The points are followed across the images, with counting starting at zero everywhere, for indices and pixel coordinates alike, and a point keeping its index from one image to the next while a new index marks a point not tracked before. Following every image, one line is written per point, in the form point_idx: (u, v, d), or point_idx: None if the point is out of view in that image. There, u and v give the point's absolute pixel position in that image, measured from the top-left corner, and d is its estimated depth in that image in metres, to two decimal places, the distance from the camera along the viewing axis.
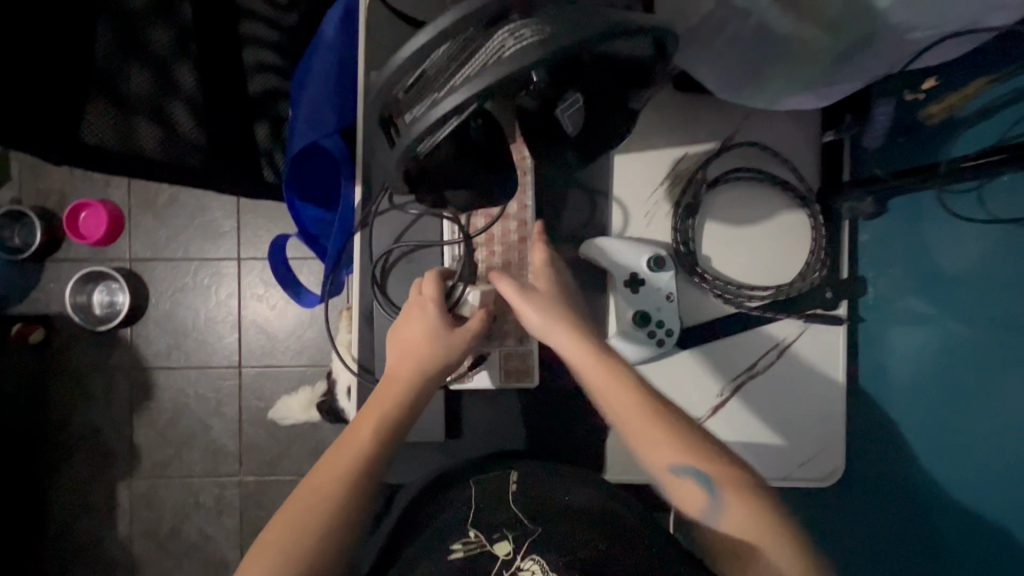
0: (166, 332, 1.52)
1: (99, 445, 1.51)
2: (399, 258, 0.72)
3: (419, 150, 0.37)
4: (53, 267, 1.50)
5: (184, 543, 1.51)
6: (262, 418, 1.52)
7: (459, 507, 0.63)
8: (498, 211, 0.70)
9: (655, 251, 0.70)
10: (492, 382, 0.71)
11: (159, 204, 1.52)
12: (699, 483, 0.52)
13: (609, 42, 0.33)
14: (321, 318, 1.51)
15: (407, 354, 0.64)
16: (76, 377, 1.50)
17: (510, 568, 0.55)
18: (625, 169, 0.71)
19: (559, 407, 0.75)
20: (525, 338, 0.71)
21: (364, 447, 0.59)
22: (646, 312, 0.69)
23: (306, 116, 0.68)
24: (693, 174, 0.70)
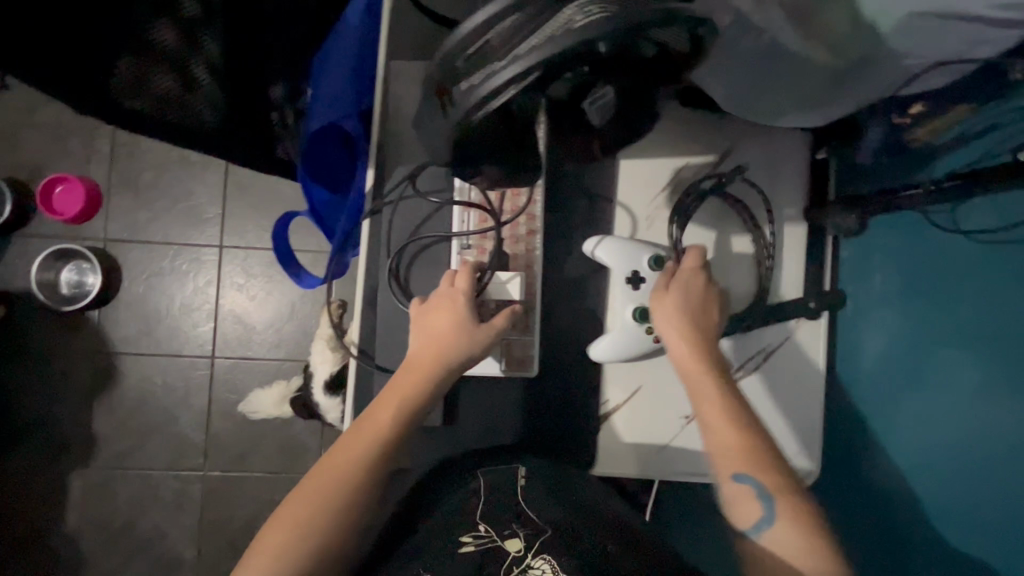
0: (136, 317, 1.47)
1: (52, 431, 1.43)
2: (414, 251, 0.73)
3: (475, 116, 0.39)
4: (21, 242, 1.44)
5: (137, 539, 1.44)
6: (233, 411, 1.47)
7: (463, 496, 0.63)
8: (512, 205, 0.72)
9: (655, 251, 0.73)
10: (497, 369, 0.72)
11: (140, 184, 1.48)
12: (760, 497, 0.58)
13: (655, 31, 0.36)
14: (302, 311, 1.49)
15: (431, 343, 0.65)
16: (34, 358, 1.43)
17: (520, 566, 0.53)
18: (629, 175, 0.75)
19: (553, 402, 0.76)
20: (528, 329, 0.72)
21: (380, 433, 0.60)
22: (645, 308, 0.72)
23: (325, 97, 0.69)
24: (691, 182, 0.74)
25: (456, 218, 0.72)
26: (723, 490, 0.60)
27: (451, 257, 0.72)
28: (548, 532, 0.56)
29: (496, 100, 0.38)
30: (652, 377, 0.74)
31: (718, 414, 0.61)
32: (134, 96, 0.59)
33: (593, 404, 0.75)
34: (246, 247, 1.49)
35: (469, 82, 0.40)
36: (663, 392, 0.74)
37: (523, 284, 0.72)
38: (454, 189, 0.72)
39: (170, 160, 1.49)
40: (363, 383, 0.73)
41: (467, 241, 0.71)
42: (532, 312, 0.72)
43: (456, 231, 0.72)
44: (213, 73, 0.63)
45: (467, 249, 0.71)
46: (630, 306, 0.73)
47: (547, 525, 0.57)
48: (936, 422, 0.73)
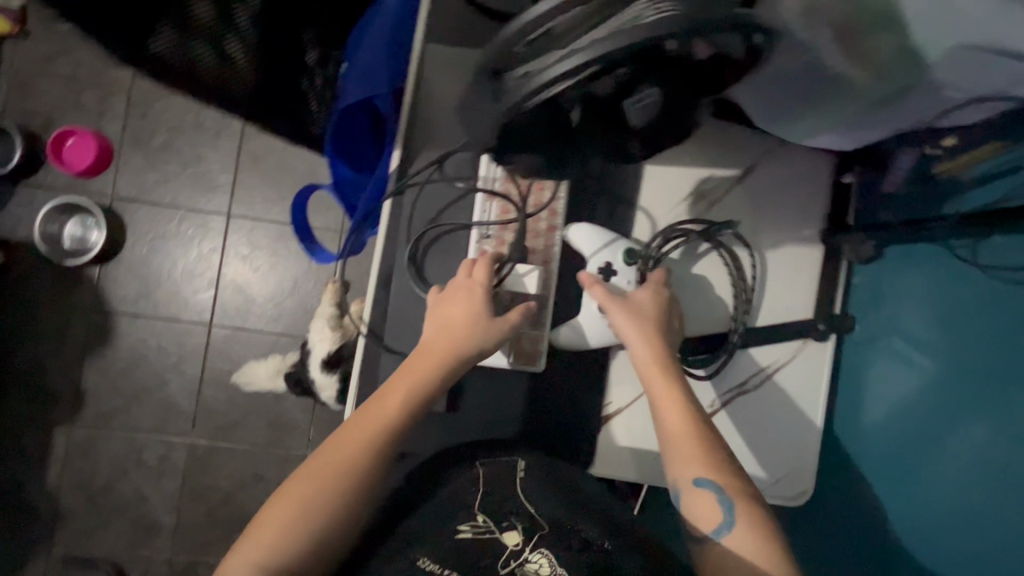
0: (136, 277, 1.46)
1: (41, 384, 1.42)
2: (433, 237, 0.73)
3: (527, 105, 0.39)
4: (27, 191, 1.43)
5: (116, 500, 1.43)
6: (225, 381, 1.46)
7: (464, 486, 0.64)
8: (537, 201, 0.73)
9: (628, 246, 0.73)
10: (504, 361, 0.73)
11: (152, 145, 1.47)
12: (720, 499, 0.57)
13: (711, 32, 0.36)
14: (304, 288, 1.48)
15: (445, 330, 0.65)
16: (29, 308, 1.42)
17: (516, 558, 0.56)
18: (652, 182, 0.75)
19: (554, 399, 0.76)
20: (540, 323, 0.72)
21: (391, 415, 0.61)
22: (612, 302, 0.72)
23: (358, 73, 0.69)
24: (714, 194, 0.75)
25: (478, 207, 0.73)
26: (682, 495, 0.59)
27: (469, 246, 0.73)
28: (545, 527, 0.59)
29: (548, 92, 0.38)
30: None
31: (676, 418, 0.62)
32: (175, 62, 0.58)
33: (595, 404, 0.75)
34: (254, 217, 1.48)
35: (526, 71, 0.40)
36: None
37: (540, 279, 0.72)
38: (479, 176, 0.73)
39: (185, 123, 1.47)
40: (370, 364, 0.73)
41: (487, 231, 0.72)
42: (545, 306, 0.73)
43: (477, 220, 0.72)
44: (248, 52, 0.63)
45: (486, 239, 0.72)
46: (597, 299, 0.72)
47: (545, 520, 0.59)
48: (927, 454, 0.75)
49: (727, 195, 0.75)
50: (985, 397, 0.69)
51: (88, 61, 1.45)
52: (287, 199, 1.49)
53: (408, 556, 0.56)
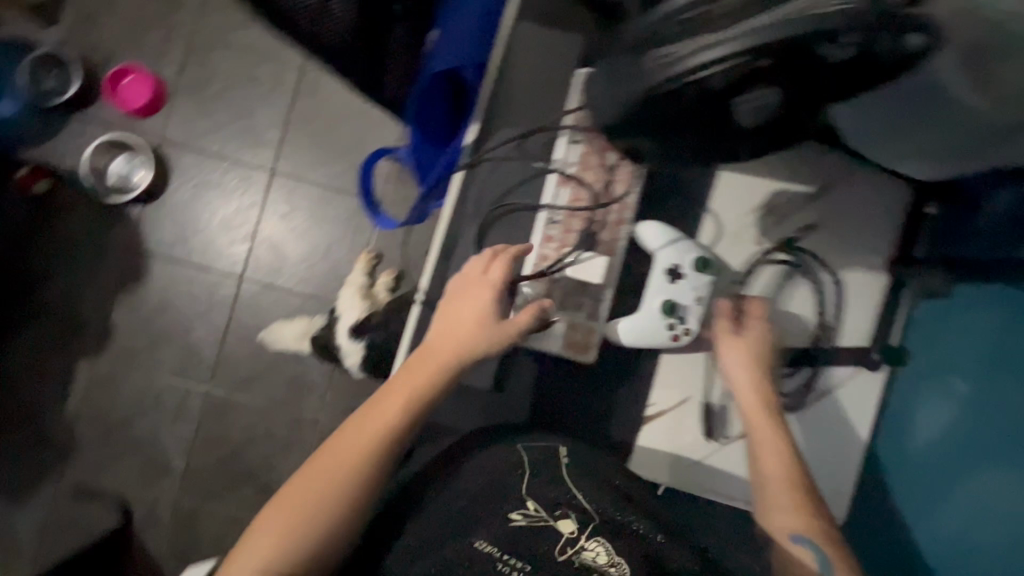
0: (175, 222, 1.47)
1: (70, 315, 1.44)
2: (502, 213, 0.84)
3: (676, 79, 0.46)
4: (79, 122, 1.44)
5: (131, 437, 1.45)
6: (249, 335, 1.47)
7: (506, 467, 0.78)
8: (613, 195, 0.80)
9: (702, 254, 0.79)
10: (558, 346, 0.80)
11: (206, 92, 1.47)
12: (816, 554, 0.69)
13: (866, 33, 0.41)
14: (338, 252, 1.49)
15: (450, 334, 0.76)
16: (67, 238, 1.43)
17: (574, 544, 0.70)
18: (725, 193, 0.87)
19: (596, 384, 0.92)
20: (597, 315, 0.81)
21: (393, 415, 0.71)
22: (673, 303, 0.78)
23: (445, 40, 0.70)
24: (785, 210, 0.86)
25: (552, 193, 0.82)
26: (781, 541, 0.73)
27: (538, 224, 0.82)
28: (594, 519, 0.72)
29: (697, 73, 0.45)
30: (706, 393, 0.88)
31: (777, 471, 0.76)
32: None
33: (644, 398, 0.90)
34: (297, 178, 1.49)
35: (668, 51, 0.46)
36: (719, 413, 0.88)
37: (603, 267, 0.81)
38: (555, 163, 0.82)
39: (240, 75, 1.48)
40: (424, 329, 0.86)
41: (554, 215, 0.81)
42: (600, 298, 0.81)
43: (546, 203, 0.82)
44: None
45: (552, 221, 0.81)
46: (661, 298, 0.78)
47: (594, 513, 0.72)
48: (965, 490, 0.75)
49: (796, 223, 0.87)
50: (1012, 430, 0.70)
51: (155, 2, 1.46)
52: (331, 162, 1.49)
53: (465, 540, 0.70)
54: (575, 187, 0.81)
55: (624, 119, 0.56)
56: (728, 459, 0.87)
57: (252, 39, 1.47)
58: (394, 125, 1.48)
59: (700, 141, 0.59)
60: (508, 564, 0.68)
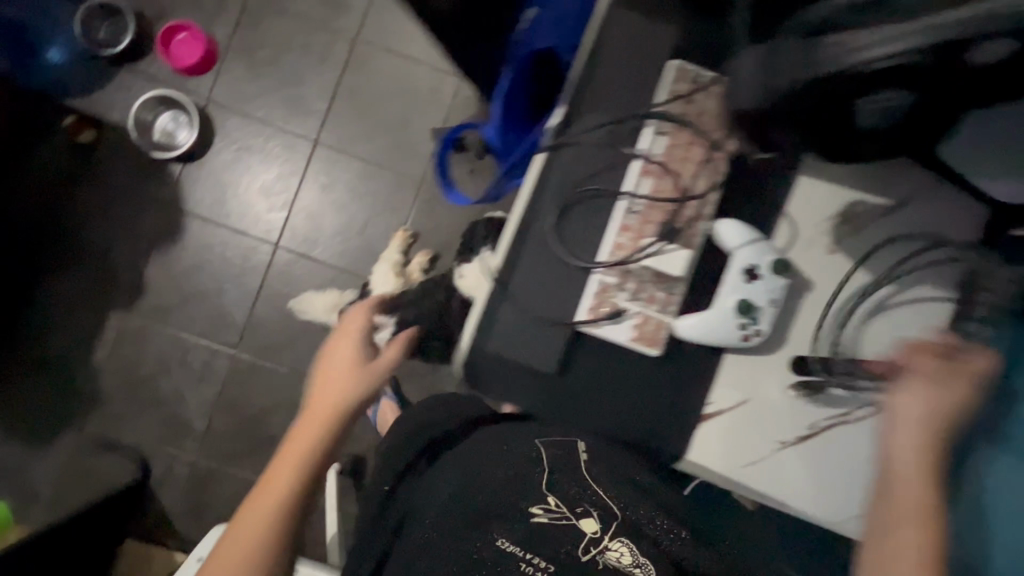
0: (215, 183, 1.47)
1: (104, 267, 1.44)
2: (582, 196, 0.73)
3: (831, 70, 0.44)
4: (127, 76, 1.44)
5: (154, 394, 1.45)
6: (280, 302, 1.47)
7: (528, 460, 0.69)
8: (695, 192, 0.71)
9: (778, 256, 0.67)
10: (621, 338, 0.70)
11: (257, 57, 1.47)
12: None
13: None
14: (375, 228, 1.49)
15: (327, 391, 0.81)
16: (107, 190, 1.43)
17: (597, 544, 0.61)
18: (806, 189, 0.72)
19: (628, 377, 0.76)
20: (665, 309, 0.71)
21: (286, 486, 0.68)
22: (747, 302, 0.66)
23: (550, 23, 0.81)
24: (865, 215, 0.71)
25: (631, 180, 0.72)
26: None
27: (617, 211, 0.71)
28: (618, 516, 0.64)
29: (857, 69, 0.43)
30: (764, 396, 0.70)
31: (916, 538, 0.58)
32: None
33: (694, 401, 0.73)
34: (340, 150, 1.48)
35: (831, 38, 0.44)
36: (766, 415, 0.70)
37: (684, 261, 0.71)
38: (637, 142, 0.71)
39: (293, 42, 1.47)
40: (489, 315, 0.74)
41: (634, 203, 0.71)
42: (672, 291, 0.71)
43: (625, 190, 0.72)
44: None
45: (631, 210, 0.71)
46: (732, 295, 0.67)
47: (618, 509, 0.65)
48: None
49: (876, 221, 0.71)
50: None
51: None
52: (376, 137, 1.48)
53: (484, 534, 0.61)
54: (659, 176, 0.71)
55: (758, 104, 0.55)
56: (773, 470, 0.70)
57: (307, 8, 1.47)
58: (442, 106, 1.47)
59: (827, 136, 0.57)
60: (531, 565, 0.59)
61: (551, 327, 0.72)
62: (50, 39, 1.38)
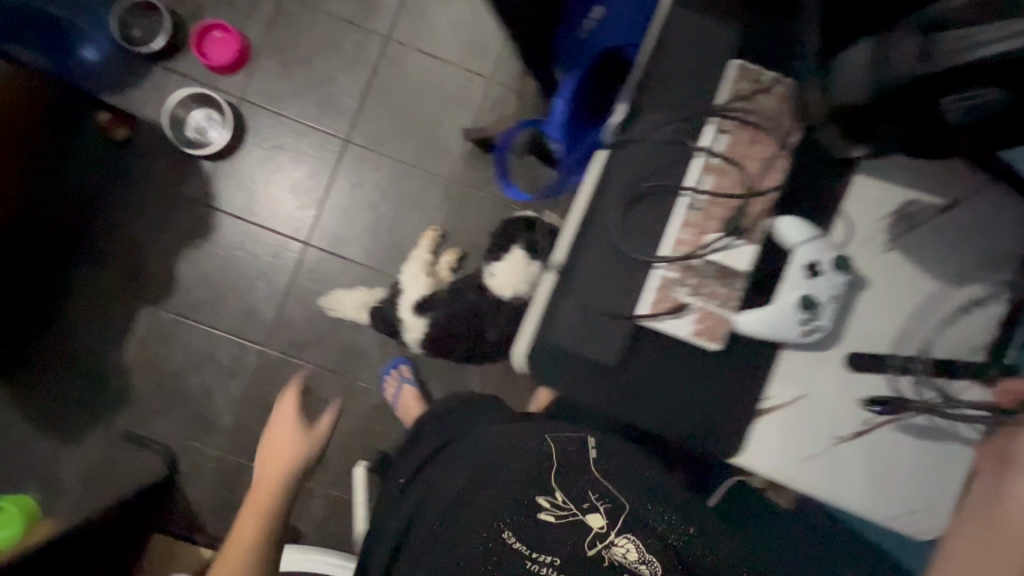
0: (248, 181, 1.48)
1: (136, 262, 1.45)
2: (644, 193, 0.70)
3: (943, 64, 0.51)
4: (161, 73, 1.45)
5: (184, 390, 1.46)
6: (309, 300, 1.48)
7: (539, 455, 0.82)
8: (756, 189, 0.69)
9: (839, 252, 0.66)
10: (686, 331, 0.68)
11: (289, 56, 1.48)
12: None
13: None
14: (404, 227, 1.50)
15: (271, 465, 1.19)
16: (140, 186, 1.45)
17: (604, 538, 0.77)
18: (858, 191, 0.71)
19: (686, 367, 0.72)
20: (725, 307, 0.68)
21: (247, 545, 1.05)
22: (812, 299, 0.65)
23: (614, 28, 0.85)
24: (915, 220, 0.71)
25: (692, 175, 0.69)
26: None
27: (678, 208, 0.69)
28: (625, 508, 0.79)
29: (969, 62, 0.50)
30: (820, 395, 0.71)
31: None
32: None
33: (750, 394, 0.72)
34: (370, 149, 1.50)
35: (945, 37, 0.51)
36: (821, 413, 0.70)
37: (749, 258, 0.69)
38: (701, 139, 0.69)
39: (325, 42, 1.48)
40: (553, 300, 0.71)
41: (696, 200, 0.69)
42: (733, 286, 0.69)
43: (688, 185, 0.69)
44: None
45: (694, 206, 0.68)
46: (798, 292, 0.65)
47: (626, 502, 0.79)
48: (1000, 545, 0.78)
49: (927, 223, 0.71)
50: None
51: None
52: (406, 137, 1.49)
53: (495, 529, 0.76)
54: (721, 172, 0.69)
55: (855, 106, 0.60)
56: (826, 471, 0.70)
57: (341, 8, 1.48)
58: (471, 107, 1.49)
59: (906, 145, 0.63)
60: (536, 562, 0.75)
61: (612, 321, 0.69)
62: (86, 36, 1.40)
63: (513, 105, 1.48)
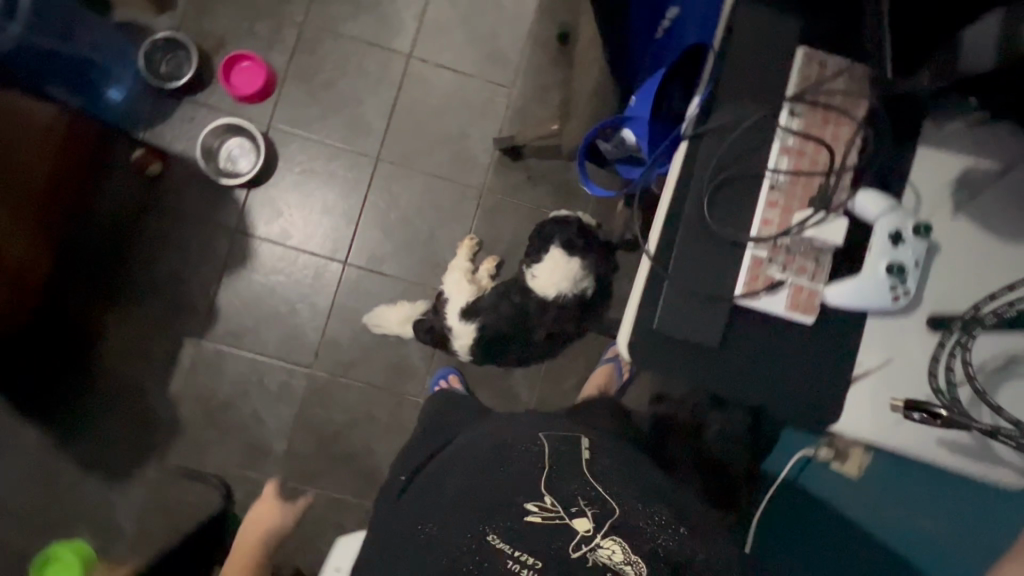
0: (282, 206, 1.49)
1: (177, 296, 1.45)
2: (727, 178, 0.72)
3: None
4: (190, 107, 1.47)
5: (233, 419, 1.45)
6: (352, 319, 1.49)
7: (534, 457, 0.84)
8: (834, 165, 0.71)
9: (919, 220, 0.70)
10: (781, 307, 0.71)
11: (315, 81, 1.51)
12: None
13: None
14: (440, 239, 1.52)
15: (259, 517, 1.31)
16: (177, 220, 1.45)
17: (591, 541, 0.76)
18: (925, 161, 0.75)
19: (781, 347, 0.74)
20: (815, 280, 0.71)
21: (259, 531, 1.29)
22: (900, 266, 0.69)
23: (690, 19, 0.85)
24: (981, 183, 0.74)
25: (770, 158, 0.72)
26: None
27: (763, 190, 0.72)
28: (614, 512, 0.79)
29: None
30: (907, 357, 0.74)
31: None
32: None
33: (844, 364, 0.74)
34: (401, 165, 1.52)
35: None
36: (907, 375, 0.73)
37: (841, 231, 0.70)
38: (778, 123, 0.72)
39: (349, 64, 1.51)
40: (652, 288, 0.73)
41: (778, 180, 0.72)
42: (819, 261, 0.72)
43: (769, 167, 0.72)
44: None
45: (777, 187, 0.71)
46: (885, 260, 0.69)
47: (615, 507, 0.79)
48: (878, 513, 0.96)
49: (993, 186, 0.74)
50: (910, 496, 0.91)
51: None
52: (435, 152, 1.52)
53: (478, 531, 0.77)
54: (797, 154, 0.72)
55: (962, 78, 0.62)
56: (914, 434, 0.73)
57: (363, 31, 1.52)
58: (497, 117, 1.53)
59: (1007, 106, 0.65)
60: (517, 561, 0.75)
61: (710, 303, 0.72)
62: (113, 78, 1.41)
63: (537, 112, 1.53)
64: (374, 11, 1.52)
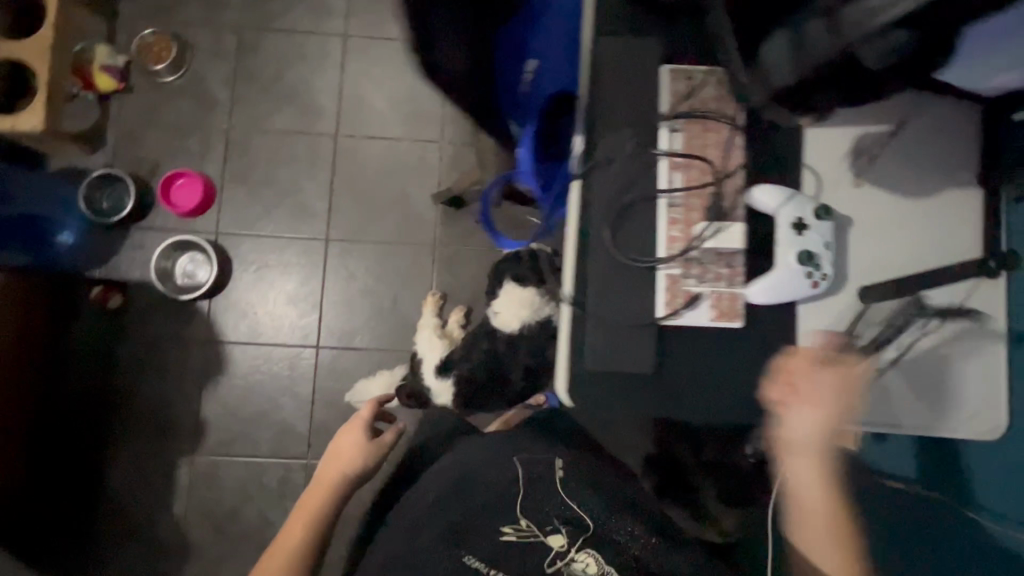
0: (247, 306, 1.51)
1: (163, 418, 1.46)
2: (625, 207, 0.74)
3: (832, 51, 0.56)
4: (138, 234, 1.51)
5: (242, 526, 1.45)
6: (337, 400, 1.50)
7: (509, 493, 0.93)
8: (718, 172, 0.73)
9: (819, 202, 0.71)
10: (706, 317, 0.73)
11: (252, 179, 1.55)
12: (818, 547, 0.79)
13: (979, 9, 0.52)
14: (405, 301, 1.53)
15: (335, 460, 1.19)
16: (148, 344, 1.48)
17: (566, 556, 0.87)
18: (815, 140, 0.76)
19: (721, 354, 0.74)
20: (733, 282, 0.73)
21: (346, 463, 1.17)
22: (808, 252, 0.70)
23: (551, 68, 0.90)
24: (874, 149, 0.75)
25: (661, 179, 0.74)
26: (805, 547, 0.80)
27: (660, 211, 0.74)
28: (589, 529, 0.90)
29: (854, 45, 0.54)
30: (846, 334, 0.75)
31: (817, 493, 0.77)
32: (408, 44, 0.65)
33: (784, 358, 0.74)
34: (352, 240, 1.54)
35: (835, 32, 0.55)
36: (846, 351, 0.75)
37: (739, 232, 0.73)
38: (659, 144, 0.74)
39: (281, 156, 1.55)
40: (580, 328, 0.74)
41: (673, 199, 0.74)
42: (734, 263, 0.73)
43: (662, 188, 0.74)
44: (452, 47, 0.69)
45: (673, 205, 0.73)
46: (794, 250, 0.70)
47: (589, 524, 0.90)
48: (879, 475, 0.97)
49: (887, 149, 0.75)
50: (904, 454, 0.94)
51: (191, 110, 1.56)
52: (382, 219, 1.55)
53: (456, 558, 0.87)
54: (685, 169, 0.73)
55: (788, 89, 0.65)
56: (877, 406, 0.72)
57: (288, 122, 1.56)
58: (433, 172, 1.55)
59: (849, 91, 0.67)
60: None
61: (640, 330, 0.73)
62: (60, 225, 1.47)
63: (470, 158, 1.55)
64: (292, 100, 1.57)
